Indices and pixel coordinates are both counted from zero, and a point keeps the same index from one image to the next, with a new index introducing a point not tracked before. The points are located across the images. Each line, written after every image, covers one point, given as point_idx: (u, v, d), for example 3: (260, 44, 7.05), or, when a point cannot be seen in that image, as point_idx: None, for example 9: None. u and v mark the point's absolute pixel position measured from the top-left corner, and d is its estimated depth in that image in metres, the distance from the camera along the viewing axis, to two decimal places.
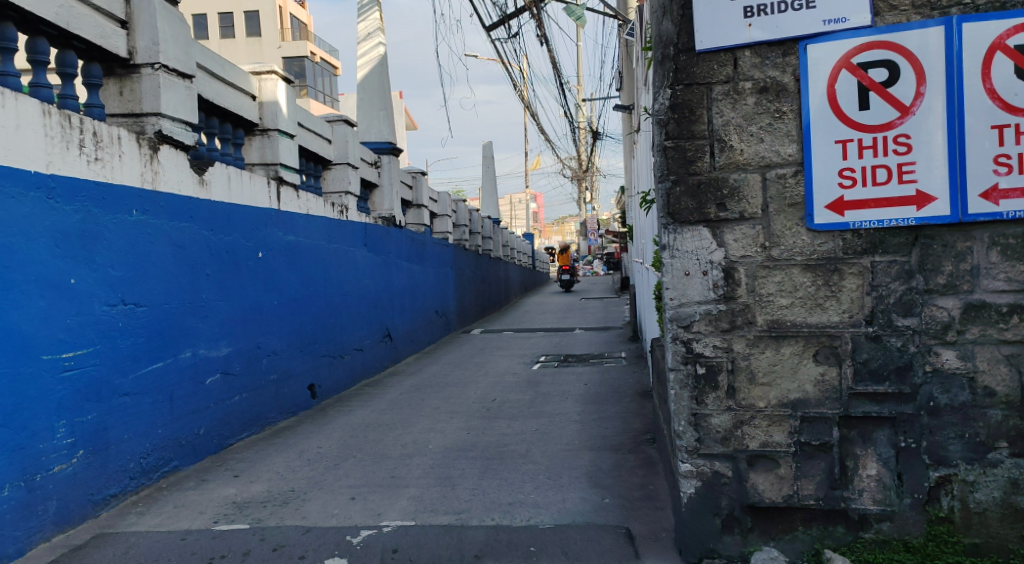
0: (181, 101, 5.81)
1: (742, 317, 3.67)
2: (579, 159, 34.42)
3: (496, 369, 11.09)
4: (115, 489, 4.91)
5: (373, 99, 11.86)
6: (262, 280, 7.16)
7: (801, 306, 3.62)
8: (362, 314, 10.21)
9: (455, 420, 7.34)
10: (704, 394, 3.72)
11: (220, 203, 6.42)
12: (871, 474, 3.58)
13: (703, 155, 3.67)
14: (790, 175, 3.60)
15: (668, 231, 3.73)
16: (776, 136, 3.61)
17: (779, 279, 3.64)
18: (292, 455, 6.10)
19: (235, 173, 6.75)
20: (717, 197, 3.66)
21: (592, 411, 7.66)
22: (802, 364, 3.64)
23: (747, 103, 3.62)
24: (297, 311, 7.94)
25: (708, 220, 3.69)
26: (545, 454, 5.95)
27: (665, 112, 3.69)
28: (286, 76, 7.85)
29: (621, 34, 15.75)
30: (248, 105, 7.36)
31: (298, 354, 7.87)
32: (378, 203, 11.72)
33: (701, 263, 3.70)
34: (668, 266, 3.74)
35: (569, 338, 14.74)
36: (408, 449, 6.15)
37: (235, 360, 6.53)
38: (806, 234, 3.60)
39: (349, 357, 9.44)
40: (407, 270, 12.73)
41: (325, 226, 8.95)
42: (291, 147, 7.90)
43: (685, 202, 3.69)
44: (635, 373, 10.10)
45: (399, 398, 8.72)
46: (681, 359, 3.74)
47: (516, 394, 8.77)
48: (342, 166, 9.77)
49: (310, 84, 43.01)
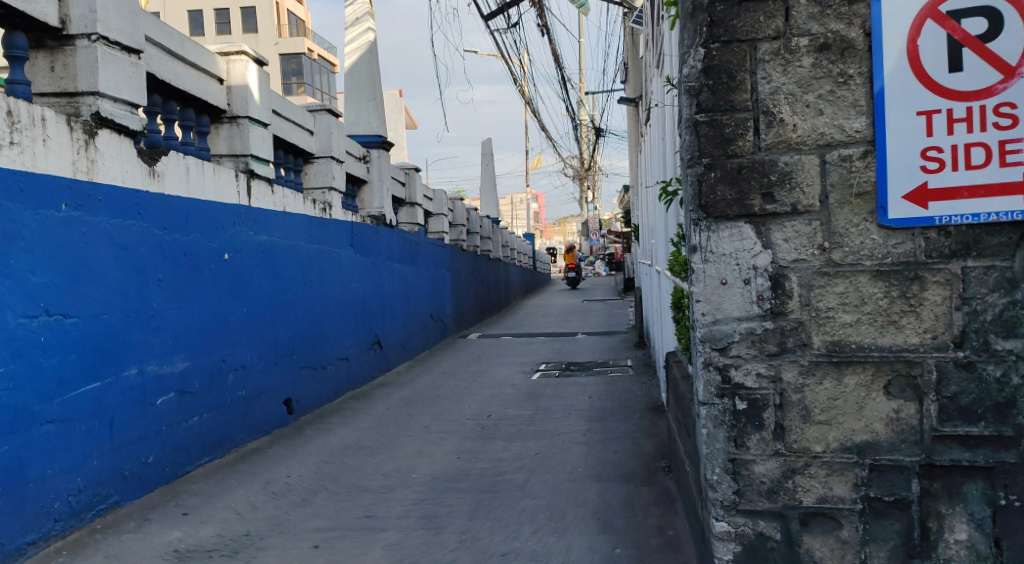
0: (125, 79, 5.04)
1: (795, 338, 2.88)
2: (582, 157, 33.65)
3: (494, 380, 10.32)
4: (34, 535, 4.12)
5: (362, 90, 11.14)
6: (228, 286, 6.37)
7: (870, 324, 2.84)
8: (346, 321, 9.42)
9: (446, 442, 6.56)
10: (745, 435, 2.91)
11: (175, 198, 5.62)
12: (961, 539, 2.79)
13: (745, 132, 2.90)
14: (857, 157, 2.83)
15: (699, 228, 2.95)
16: (838, 107, 2.84)
17: (841, 289, 2.85)
18: (256, 487, 5.32)
19: (195, 164, 5.98)
20: (763, 184, 2.89)
21: (598, 431, 6.87)
22: (870, 398, 2.85)
23: (802, 65, 2.85)
24: (270, 319, 7.16)
25: (751, 215, 2.91)
26: (546, 487, 5.16)
27: (697, 78, 2.93)
28: (258, 57, 7.09)
29: (627, 23, 15.03)
30: (213, 89, 6.61)
31: (272, 367, 7.09)
32: (367, 200, 10.99)
33: (742, 270, 2.92)
34: (699, 272, 2.96)
35: (572, 344, 13.95)
36: (389, 480, 5.37)
37: (194, 377, 5.72)
38: (877, 232, 2.82)
39: (331, 368, 8.65)
40: (399, 273, 11.95)
41: (305, 225, 8.18)
42: (263, 137, 7.13)
43: (723, 191, 2.92)
44: (644, 384, 9.32)
45: (386, 414, 7.94)
46: (716, 391, 2.94)
47: (514, 410, 7.98)
48: (326, 160, 9.02)
49: (308, 82, 42.21)
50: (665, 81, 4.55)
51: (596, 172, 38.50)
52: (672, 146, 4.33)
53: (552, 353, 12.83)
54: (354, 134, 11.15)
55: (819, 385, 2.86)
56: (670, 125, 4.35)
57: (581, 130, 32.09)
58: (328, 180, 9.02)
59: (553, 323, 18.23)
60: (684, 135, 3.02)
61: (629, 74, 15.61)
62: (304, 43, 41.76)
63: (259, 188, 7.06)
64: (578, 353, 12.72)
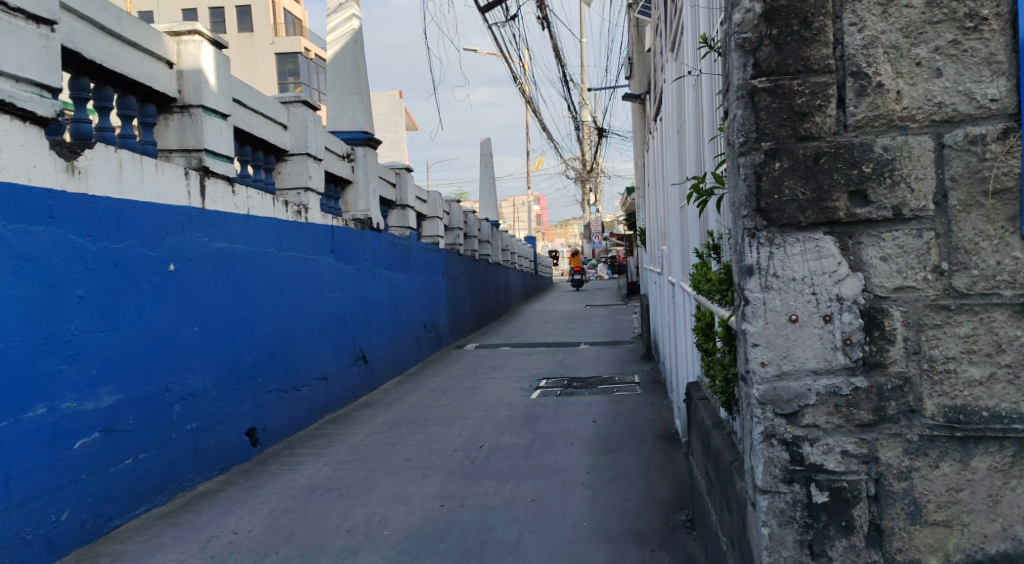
0: (32, 55, 4.14)
1: (898, 403, 2.10)
2: (584, 159, 32.77)
3: (489, 398, 9.44)
4: None
5: (347, 83, 10.27)
6: (174, 301, 5.49)
7: (1007, 385, 2.06)
8: (327, 335, 8.56)
9: (428, 481, 5.67)
10: (827, 538, 2.12)
11: (100, 197, 4.72)
12: None
13: (825, 103, 2.13)
14: (992, 139, 2.07)
15: (757, 244, 2.16)
16: (964, 65, 2.09)
17: (965, 335, 2.08)
18: (196, 547, 4.42)
19: (129, 159, 5.08)
20: (849, 179, 2.12)
21: (605, 467, 5.98)
22: (1006, 487, 2.07)
23: (911, 6, 2.10)
24: (231, 338, 6.30)
25: (832, 223, 2.13)
26: (544, 548, 4.26)
27: (756, 28, 2.15)
28: (214, 38, 6.24)
29: (632, 14, 14.23)
30: (159, 74, 5.78)
31: (233, 393, 6.23)
32: (351, 202, 10.13)
33: (820, 304, 2.14)
34: (758, 305, 2.16)
35: (574, 356, 13.05)
36: (356, 538, 4.48)
37: (127, 411, 4.82)
38: (1020, 250, 2.06)
39: (307, 389, 7.79)
40: (388, 280, 11.07)
41: (274, 228, 7.29)
42: (221, 129, 6.27)
43: (794, 188, 2.13)
44: (654, 405, 8.43)
45: (365, 443, 7.04)
46: (784, 475, 2.15)
47: (510, 437, 7.10)
48: (301, 157, 8.15)
49: (304, 82, 41.29)
50: (696, 53, 3.68)
51: (599, 173, 37.58)
52: (706, 131, 3.44)
53: (553, 366, 11.94)
54: (337, 130, 10.27)
55: (935, 471, 2.10)
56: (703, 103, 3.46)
57: (582, 130, 31.21)
58: (304, 179, 8.15)
59: (555, 332, 17.33)
60: (732, 109, 2.24)
61: (635, 68, 14.77)
62: (300, 42, 40.85)
63: (216, 188, 6.20)
64: (581, 366, 11.83)
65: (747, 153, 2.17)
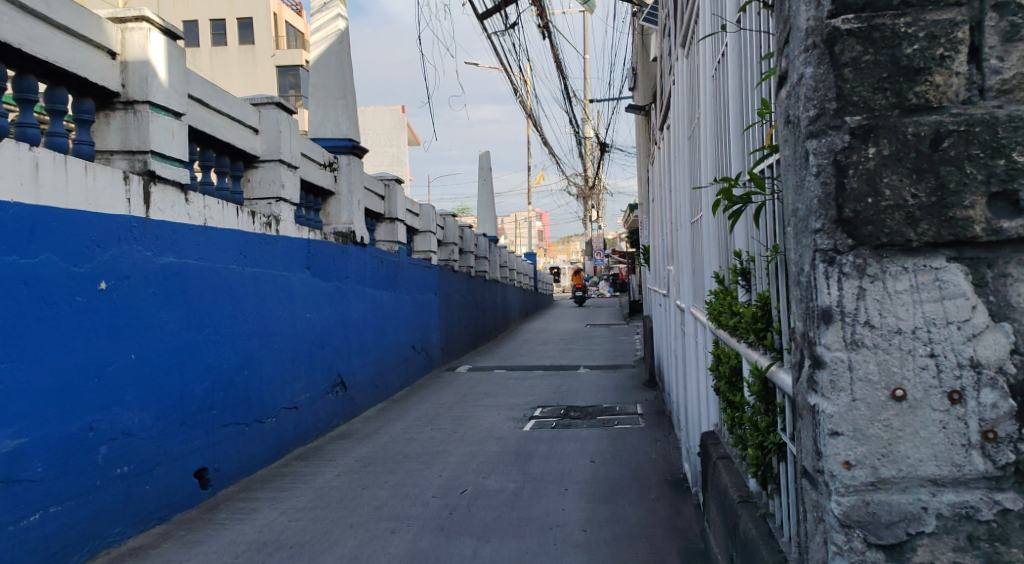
0: None
1: None
2: (585, 175, 32.02)
3: (478, 429, 8.67)
4: None
5: (331, 86, 9.53)
6: (106, 324, 4.83)
7: None
8: (300, 360, 7.86)
9: (398, 537, 4.94)
10: None
11: (6, 202, 4.05)
12: None
13: (954, 53, 1.84)
14: None
15: (843, 284, 1.87)
16: None
17: None
18: None
19: (49, 159, 4.38)
20: (981, 177, 1.83)
21: (601, 519, 5.23)
22: None
23: None
24: (180, 366, 5.62)
25: (959, 240, 1.84)
26: None
27: None
28: (166, 26, 5.53)
29: (637, 21, 13.53)
30: (97, 65, 5.08)
31: (179, 429, 5.55)
32: (334, 213, 9.40)
33: (940, 364, 1.84)
34: (857, 372, 1.86)
35: (572, 382, 12.27)
36: None
37: (31, 456, 4.17)
38: None
39: (273, 420, 7.10)
40: (373, 298, 10.33)
41: (236, 241, 6.57)
42: (172, 130, 5.56)
43: (905, 179, 1.85)
44: (658, 442, 7.67)
45: (333, 485, 6.31)
46: None
47: (497, 480, 6.34)
48: (273, 163, 7.43)
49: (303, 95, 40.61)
50: (731, 24, 2.92)
51: (602, 189, 36.78)
52: (745, 122, 2.66)
53: (549, 393, 11.15)
54: (319, 137, 9.50)
55: None
56: (745, 85, 2.69)
57: (586, 144, 30.44)
58: (275, 189, 7.40)
59: (554, 353, 16.52)
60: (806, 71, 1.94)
61: (640, 78, 14.00)
62: (300, 54, 40.22)
63: (165, 195, 5.49)
64: (579, 393, 11.05)
65: (834, 125, 1.89)
